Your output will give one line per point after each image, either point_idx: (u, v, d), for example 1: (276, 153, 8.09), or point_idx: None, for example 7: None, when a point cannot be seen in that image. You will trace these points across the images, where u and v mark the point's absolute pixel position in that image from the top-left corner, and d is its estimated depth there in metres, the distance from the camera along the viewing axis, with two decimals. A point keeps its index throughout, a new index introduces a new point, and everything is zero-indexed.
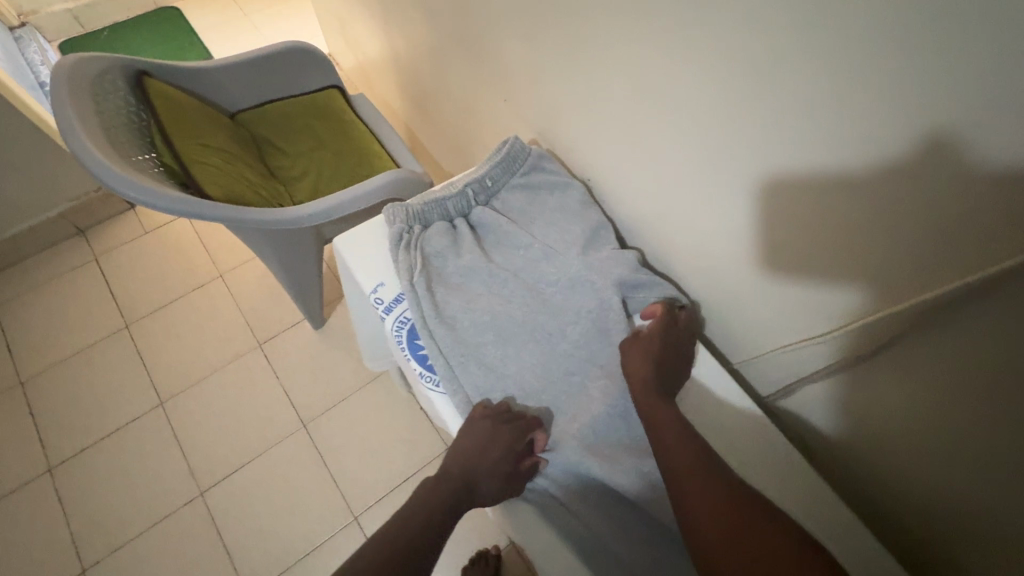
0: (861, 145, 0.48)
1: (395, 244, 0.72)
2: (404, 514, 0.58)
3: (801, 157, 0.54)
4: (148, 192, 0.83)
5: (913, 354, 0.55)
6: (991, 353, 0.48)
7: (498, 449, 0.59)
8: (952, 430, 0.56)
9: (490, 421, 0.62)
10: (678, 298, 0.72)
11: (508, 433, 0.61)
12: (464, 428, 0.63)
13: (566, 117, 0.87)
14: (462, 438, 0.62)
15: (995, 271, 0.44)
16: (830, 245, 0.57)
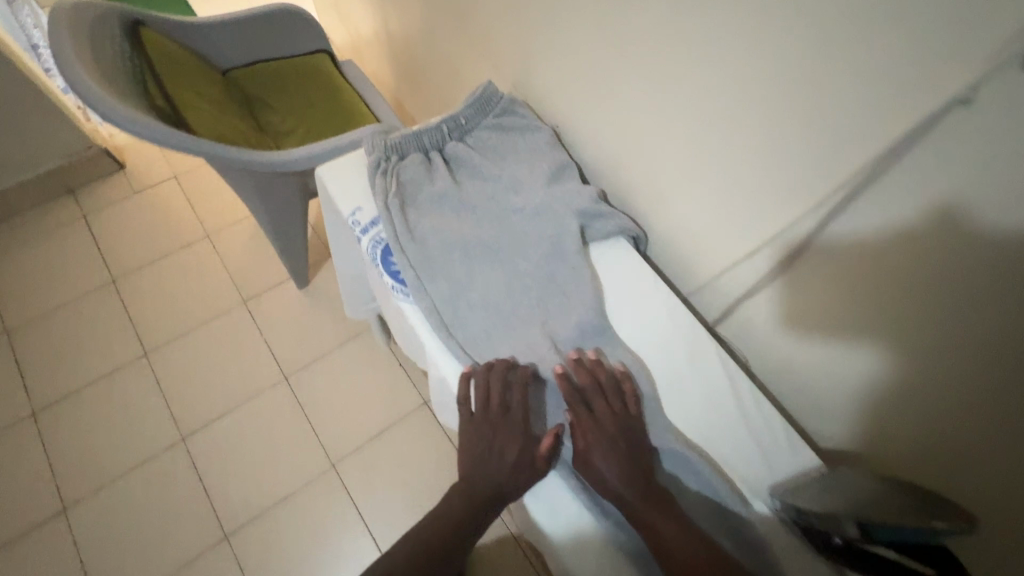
0: (785, 58, 0.55)
1: (372, 171, 0.78)
2: (428, 523, 0.59)
3: (735, 77, 0.61)
4: (142, 124, 0.88)
5: (825, 261, 0.62)
6: (886, 240, 0.55)
7: (513, 446, 0.61)
8: (858, 332, 0.62)
9: (500, 413, 0.63)
10: (631, 228, 0.78)
11: (520, 425, 0.63)
12: (475, 424, 0.64)
13: (538, 67, 0.93)
14: (477, 435, 0.63)
15: (887, 146, 0.51)
16: (761, 158, 0.63)
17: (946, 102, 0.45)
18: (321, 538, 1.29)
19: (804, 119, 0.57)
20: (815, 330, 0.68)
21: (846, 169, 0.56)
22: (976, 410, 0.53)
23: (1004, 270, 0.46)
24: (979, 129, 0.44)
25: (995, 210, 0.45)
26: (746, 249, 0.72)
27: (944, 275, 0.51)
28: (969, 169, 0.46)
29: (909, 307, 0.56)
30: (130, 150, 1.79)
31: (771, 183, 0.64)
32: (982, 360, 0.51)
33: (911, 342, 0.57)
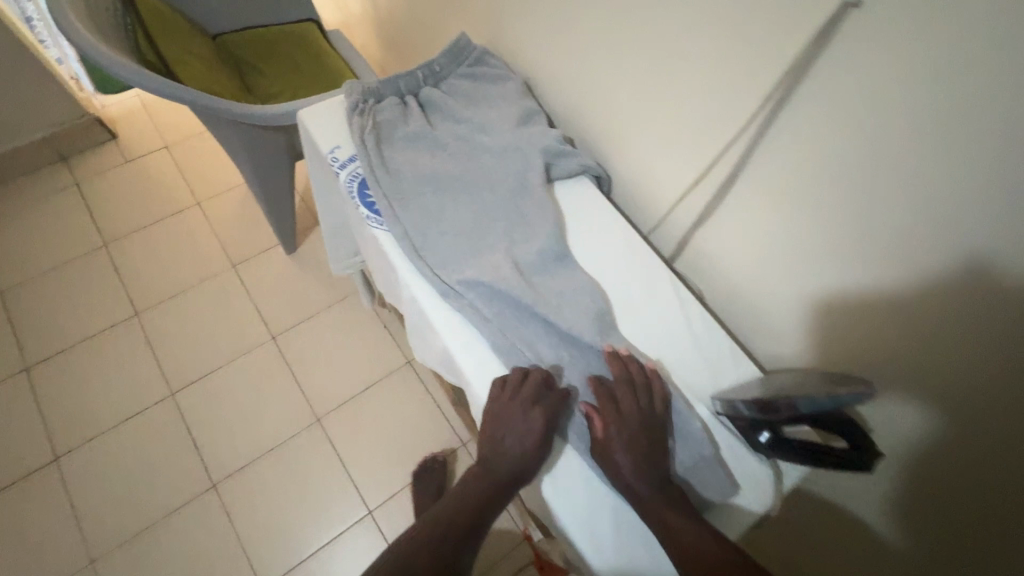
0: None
1: (351, 112, 0.84)
2: (450, 508, 0.62)
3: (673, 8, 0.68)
4: (133, 71, 0.92)
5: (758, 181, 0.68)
6: (808, 151, 0.61)
7: (533, 434, 0.64)
8: (787, 243, 0.69)
9: (525, 400, 0.66)
10: (592, 166, 0.84)
11: (545, 412, 0.65)
12: (496, 412, 0.66)
13: (511, 22, 0.98)
14: (502, 418, 0.65)
15: (797, 54, 0.57)
16: (703, 86, 0.69)
17: (838, 11, 0.52)
18: (306, 487, 1.33)
19: (730, 44, 0.64)
20: (754, 251, 0.74)
21: (765, 88, 0.62)
22: (886, 291, 0.60)
23: (894, 156, 0.54)
24: (864, 35, 0.52)
25: (882, 104, 0.53)
26: (694, 179, 0.77)
27: (847, 170, 0.58)
28: (858, 72, 0.53)
29: (826, 208, 0.62)
30: (122, 121, 1.83)
31: (711, 110, 0.70)
32: (883, 241, 0.58)
33: (831, 242, 0.64)
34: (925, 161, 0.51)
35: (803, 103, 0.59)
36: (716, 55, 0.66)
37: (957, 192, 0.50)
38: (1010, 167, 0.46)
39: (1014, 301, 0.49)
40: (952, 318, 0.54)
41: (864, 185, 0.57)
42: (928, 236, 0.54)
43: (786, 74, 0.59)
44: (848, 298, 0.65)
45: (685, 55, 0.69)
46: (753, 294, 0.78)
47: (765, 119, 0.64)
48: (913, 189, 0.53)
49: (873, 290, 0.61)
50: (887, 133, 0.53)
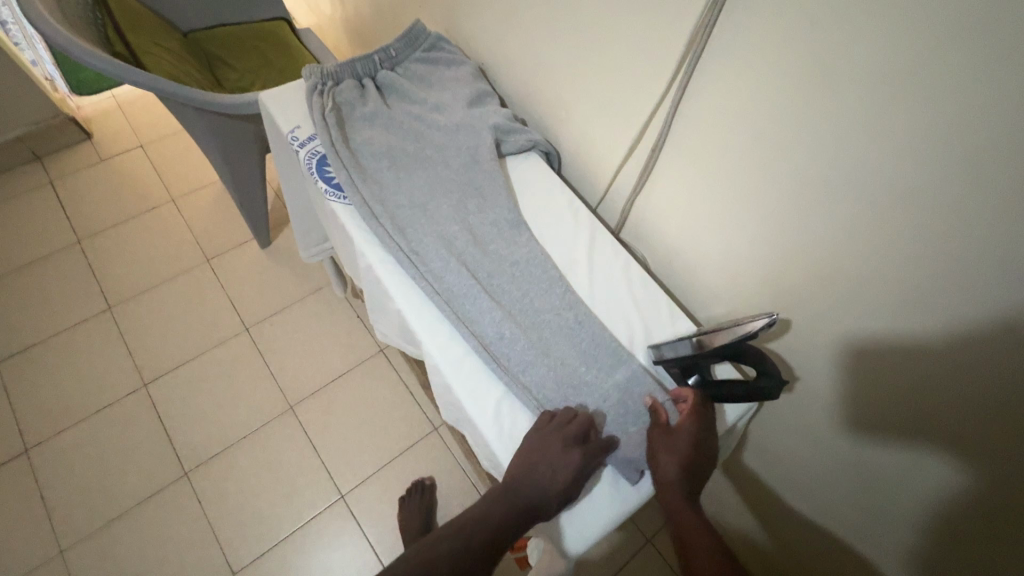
0: None
1: (310, 93, 0.88)
2: (472, 523, 0.57)
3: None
4: (100, 58, 0.95)
5: (685, 141, 0.74)
6: (725, 117, 0.67)
7: (567, 472, 0.61)
8: (716, 200, 0.74)
9: (571, 438, 0.63)
10: (541, 142, 0.89)
11: (585, 453, 0.62)
12: (538, 442, 0.63)
13: (465, 12, 1.04)
14: (545, 449, 0.62)
15: (704, 24, 0.63)
16: (635, 60, 0.75)
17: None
18: (280, 473, 1.34)
19: (651, 18, 0.69)
20: (687, 210, 0.79)
21: (677, 57, 0.69)
22: (796, 232, 0.66)
23: (786, 104, 0.60)
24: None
25: (772, 54, 0.59)
26: (633, 150, 0.83)
27: (753, 122, 0.64)
28: (754, 29, 0.59)
29: (740, 159, 0.68)
30: (96, 122, 1.85)
31: (643, 84, 0.75)
32: (788, 185, 0.64)
33: (748, 194, 0.69)
34: (810, 105, 0.57)
35: (709, 62, 0.65)
36: (639, 26, 0.72)
37: (839, 129, 0.56)
38: (879, 98, 0.51)
39: (900, 220, 0.54)
40: (858, 250, 0.60)
41: (765, 136, 0.63)
42: (823, 174, 0.60)
43: (691, 39, 0.65)
44: (768, 245, 0.70)
45: (615, 25, 0.75)
46: (691, 255, 0.83)
47: (683, 80, 0.69)
48: (804, 134, 0.59)
49: (788, 234, 0.67)
50: (780, 84, 0.59)
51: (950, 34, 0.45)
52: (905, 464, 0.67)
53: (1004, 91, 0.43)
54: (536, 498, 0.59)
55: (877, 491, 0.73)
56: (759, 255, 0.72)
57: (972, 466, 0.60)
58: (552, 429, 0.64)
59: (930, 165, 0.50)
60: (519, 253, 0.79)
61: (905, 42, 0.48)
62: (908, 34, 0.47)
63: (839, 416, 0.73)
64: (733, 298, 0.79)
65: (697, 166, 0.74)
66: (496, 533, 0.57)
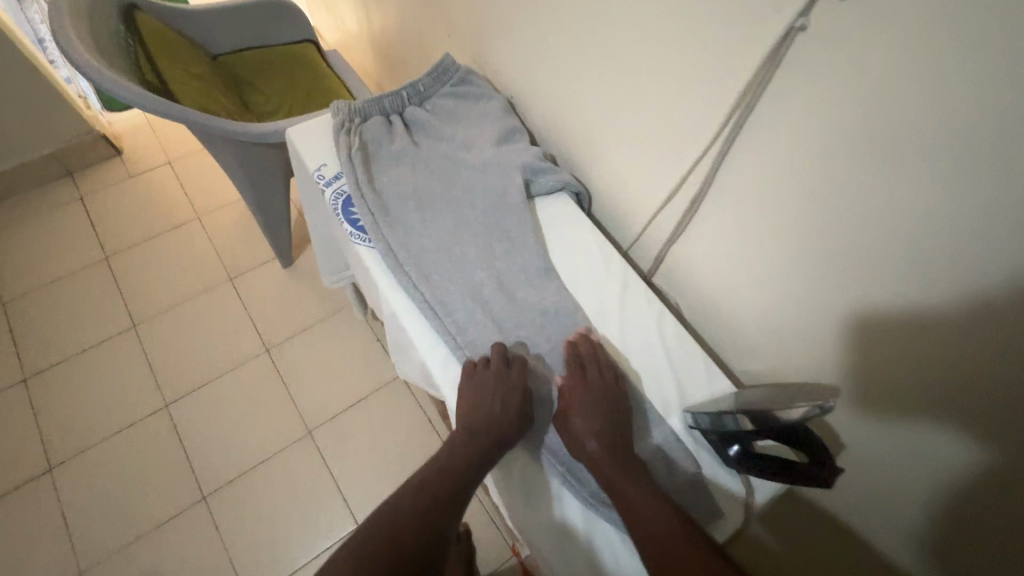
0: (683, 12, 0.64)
1: (337, 130, 0.86)
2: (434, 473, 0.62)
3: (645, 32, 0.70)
4: (130, 90, 0.96)
5: (729, 193, 0.69)
6: (771, 174, 0.63)
7: (503, 404, 0.65)
8: (761, 256, 0.69)
9: (496, 375, 0.68)
10: (572, 183, 0.86)
11: (513, 385, 0.67)
12: (471, 385, 0.67)
13: (496, 43, 1.01)
14: (477, 392, 0.66)
15: (755, 80, 0.59)
16: (676, 110, 0.71)
17: (787, 32, 0.54)
18: (296, 500, 1.33)
19: (694, 67, 0.66)
20: (728, 261, 0.75)
21: (722, 111, 0.65)
22: (849, 303, 0.60)
23: (849, 170, 0.55)
24: (814, 52, 0.53)
25: (836, 116, 0.54)
26: (668, 197, 0.79)
27: (808, 185, 0.60)
28: (809, 89, 0.55)
29: (791, 220, 0.63)
30: (126, 138, 1.88)
31: (683, 132, 0.72)
32: (845, 253, 0.59)
33: (797, 255, 0.65)
34: (876, 174, 0.52)
35: (761, 116, 0.61)
36: (683, 74, 0.68)
37: (910, 204, 0.51)
38: (961, 176, 0.46)
39: (975, 308, 0.49)
40: (922, 329, 0.54)
41: (816, 199, 0.59)
42: (886, 246, 0.54)
43: (743, 93, 0.61)
44: (817, 309, 0.65)
45: (657, 69, 0.71)
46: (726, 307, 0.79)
47: (731, 132, 0.65)
48: (867, 203, 0.54)
49: (840, 302, 0.62)
50: (841, 147, 0.54)
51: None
52: (905, 460, 0.62)
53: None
54: (488, 434, 0.64)
55: (896, 485, 0.65)
56: (807, 319, 0.67)
57: (976, 455, 0.54)
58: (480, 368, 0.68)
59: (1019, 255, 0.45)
60: (546, 300, 0.76)
61: (994, 120, 0.42)
62: (988, 111, 0.43)
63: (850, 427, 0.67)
64: (776, 356, 0.74)
65: (743, 218, 0.69)
66: (458, 475, 0.62)
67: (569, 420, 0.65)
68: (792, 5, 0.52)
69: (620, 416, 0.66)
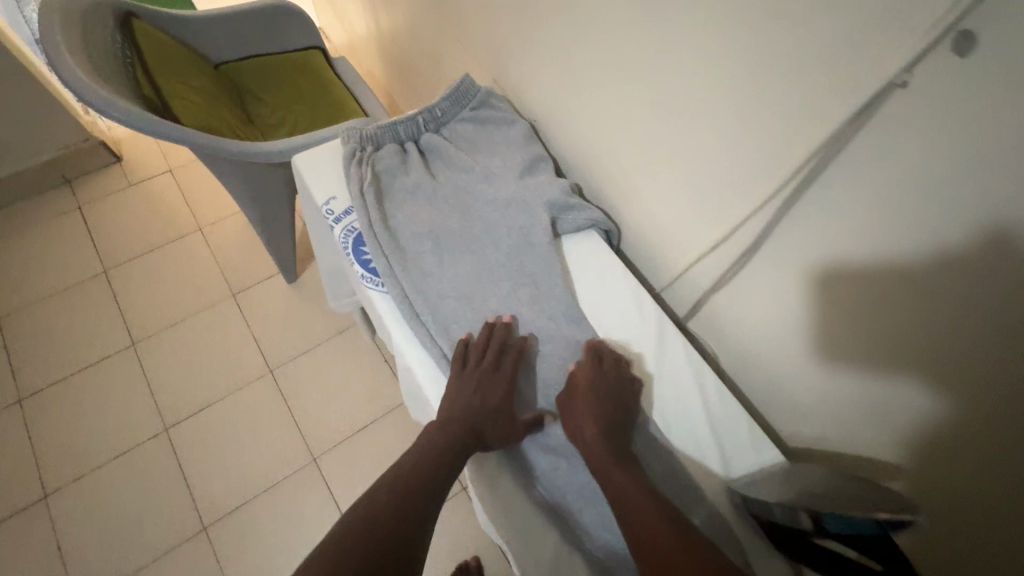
0: (748, 47, 0.56)
1: (348, 160, 0.79)
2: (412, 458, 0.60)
3: (698, 67, 0.62)
4: (125, 110, 0.89)
5: (789, 249, 0.63)
6: (843, 238, 0.56)
7: (492, 398, 0.63)
8: (822, 320, 0.63)
9: (487, 369, 0.65)
10: (602, 221, 0.79)
11: (504, 380, 0.65)
12: (459, 374, 0.65)
13: (519, 62, 0.94)
14: (466, 384, 0.64)
15: (834, 133, 0.52)
16: (728, 153, 0.64)
17: (883, 88, 0.47)
18: (300, 532, 1.28)
19: (755, 109, 0.58)
20: (781, 320, 0.68)
21: (790, 163, 0.57)
22: (927, 387, 0.54)
23: (945, 246, 0.47)
24: (916, 112, 0.46)
25: (935, 187, 0.46)
26: (710, 245, 0.72)
27: (891, 256, 0.52)
28: (900, 150, 0.48)
29: (863, 289, 0.56)
30: (126, 144, 1.81)
31: (735, 177, 0.65)
32: (932, 335, 0.52)
33: (866, 325, 0.58)
34: (981, 258, 0.45)
35: (837, 174, 0.54)
36: (739, 115, 0.61)
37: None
38: None
39: None
40: (982, 376, 0.49)
41: (897, 272, 0.52)
42: (985, 334, 0.47)
43: (819, 147, 0.54)
44: (886, 388, 0.58)
45: (709, 109, 0.64)
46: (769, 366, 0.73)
47: (799, 186, 0.58)
48: (965, 284, 0.47)
49: (914, 381, 0.55)
50: (941, 224, 0.47)
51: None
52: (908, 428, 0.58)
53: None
54: (472, 426, 0.62)
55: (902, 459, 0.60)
56: (874, 396, 0.60)
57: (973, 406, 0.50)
58: (471, 356, 0.66)
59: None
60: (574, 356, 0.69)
61: None
62: None
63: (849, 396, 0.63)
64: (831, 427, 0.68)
65: (805, 278, 0.62)
66: (438, 463, 0.59)
67: (569, 411, 0.64)
68: (894, 58, 0.45)
69: (617, 408, 0.64)
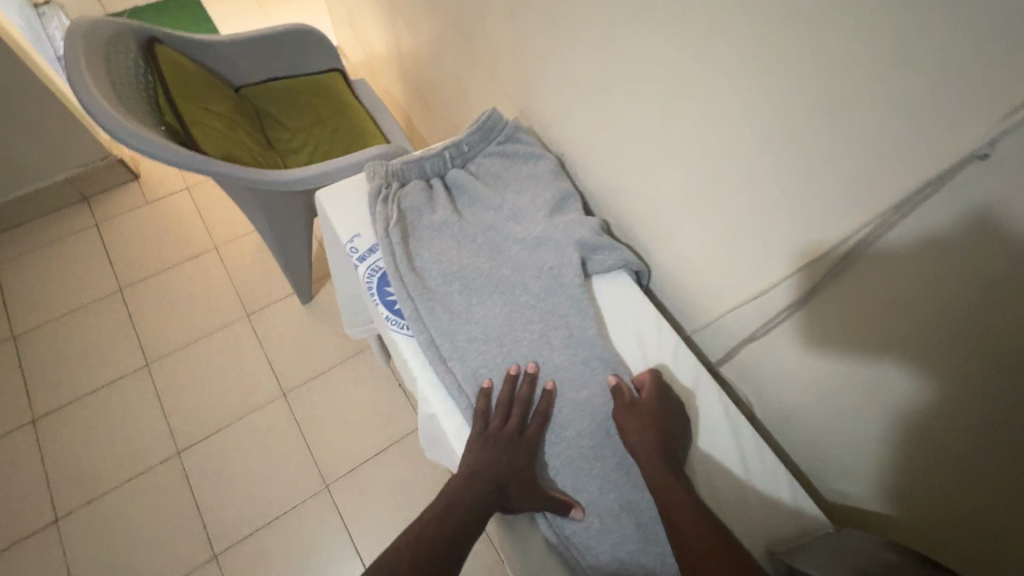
0: (806, 100, 0.54)
1: (373, 198, 0.77)
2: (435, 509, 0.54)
3: (746, 116, 0.60)
4: (147, 141, 0.88)
5: (844, 301, 0.61)
6: (899, 298, 0.55)
7: (516, 457, 0.60)
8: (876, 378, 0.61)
9: (513, 424, 0.63)
10: (633, 262, 0.76)
11: (527, 440, 0.62)
12: (483, 426, 0.62)
13: (547, 94, 0.92)
14: (491, 438, 0.61)
15: (900, 197, 0.50)
16: (775, 201, 0.62)
17: (962, 158, 0.44)
18: (313, 561, 1.25)
19: (811, 163, 0.56)
20: (824, 373, 0.67)
21: (849, 223, 0.56)
22: (992, 455, 0.53)
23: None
24: (992, 182, 0.44)
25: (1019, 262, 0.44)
26: (748, 292, 0.72)
27: (965, 322, 0.50)
28: (972, 217, 0.46)
29: (931, 352, 0.54)
30: (144, 161, 1.82)
31: (783, 224, 0.63)
32: (1011, 405, 0.49)
33: (925, 384, 0.56)
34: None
35: (904, 233, 0.52)
36: (788, 166, 0.59)
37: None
38: None
39: None
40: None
41: (963, 341, 0.51)
42: None
43: (888, 208, 0.52)
44: (955, 453, 0.56)
45: (756, 160, 0.62)
46: (810, 417, 0.73)
47: (858, 244, 0.56)
48: None
49: (976, 449, 0.54)
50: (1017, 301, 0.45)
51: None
52: (940, 462, 0.58)
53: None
54: (499, 482, 0.58)
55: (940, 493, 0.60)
56: (935, 458, 0.58)
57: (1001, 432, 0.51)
58: (497, 405, 0.64)
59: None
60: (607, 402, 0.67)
61: None
62: None
63: (892, 438, 0.62)
64: (886, 480, 0.66)
65: (851, 335, 0.62)
66: (464, 514, 0.54)
67: (630, 411, 0.64)
68: (978, 129, 0.43)
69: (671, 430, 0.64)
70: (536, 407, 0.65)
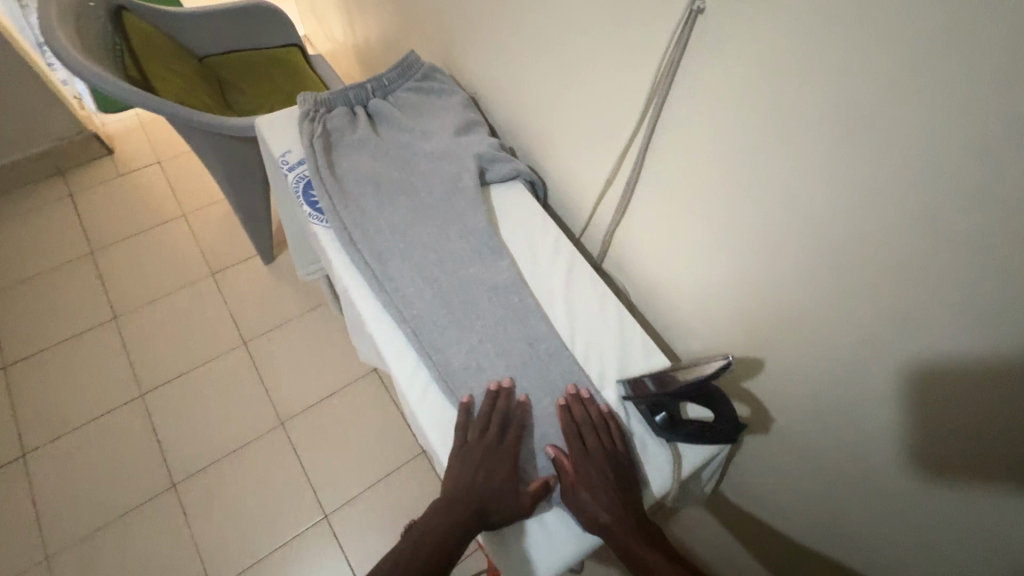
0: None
1: (303, 119, 0.91)
2: (417, 542, 0.59)
3: (580, 21, 0.75)
4: (110, 82, 1.01)
5: (661, 172, 0.73)
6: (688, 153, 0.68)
7: (493, 475, 0.63)
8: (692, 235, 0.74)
9: (490, 441, 0.66)
10: (524, 170, 0.90)
11: (505, 455, 0.65)
12: (464, 450, 0.65)
13: (462, 41, 1.07)
14: (469, 459, 0.64)
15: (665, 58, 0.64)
16: (610, 93, 0.76)
17: (690, 13, 0.59)
18: (267, 490, 1.34)
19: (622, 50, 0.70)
20: (664, 245, 0.80)
21: (646, 95, 0.70)
22: (764, 272, 0.65)
23: (761, 144, 0.59)
24: (714, 30, 0.58)
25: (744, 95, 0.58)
26: (608, 181, 0.85)
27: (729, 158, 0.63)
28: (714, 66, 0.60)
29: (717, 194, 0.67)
30: (119, 138, 1.93)
31: (617, 112, 0.76)
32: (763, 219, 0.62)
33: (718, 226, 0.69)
34: (781, 153, 0.57)
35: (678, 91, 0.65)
36: (611, 59, 0.73)
37: (835, 187, 0.53)
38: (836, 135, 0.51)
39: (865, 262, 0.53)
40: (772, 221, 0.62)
41: (735, 177, 0.64)
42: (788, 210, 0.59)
43: (662, 69, 0.65)
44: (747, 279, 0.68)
45: (594, 60, 0.76)
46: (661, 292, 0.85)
47: (656, 113, 0.70)
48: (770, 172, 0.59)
49: (758, 273, 0.66)
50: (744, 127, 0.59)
51: (937, 82, 0.42)
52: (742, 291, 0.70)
53: (970, 157, 0.42)
54: (476, 502, 0.61)
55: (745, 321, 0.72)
56: (736, 291, 0.71)
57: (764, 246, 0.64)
58: (476, 426, 0.67)
59: (915, 223, 0.48)
60: (585, 389, 0.71)
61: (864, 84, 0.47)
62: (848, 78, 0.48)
63: (711, 284, 0.75)
64: (714, 330, 0.78)
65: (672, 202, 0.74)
66: (446, 542, 0.59)
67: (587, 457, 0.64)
68: None
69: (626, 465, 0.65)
70: (510, 422, 0.68)
